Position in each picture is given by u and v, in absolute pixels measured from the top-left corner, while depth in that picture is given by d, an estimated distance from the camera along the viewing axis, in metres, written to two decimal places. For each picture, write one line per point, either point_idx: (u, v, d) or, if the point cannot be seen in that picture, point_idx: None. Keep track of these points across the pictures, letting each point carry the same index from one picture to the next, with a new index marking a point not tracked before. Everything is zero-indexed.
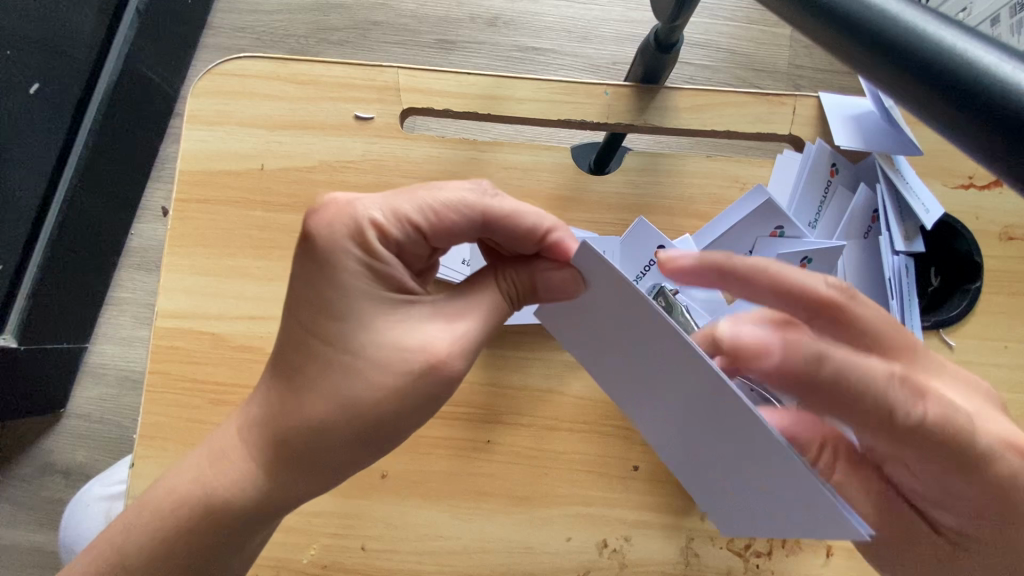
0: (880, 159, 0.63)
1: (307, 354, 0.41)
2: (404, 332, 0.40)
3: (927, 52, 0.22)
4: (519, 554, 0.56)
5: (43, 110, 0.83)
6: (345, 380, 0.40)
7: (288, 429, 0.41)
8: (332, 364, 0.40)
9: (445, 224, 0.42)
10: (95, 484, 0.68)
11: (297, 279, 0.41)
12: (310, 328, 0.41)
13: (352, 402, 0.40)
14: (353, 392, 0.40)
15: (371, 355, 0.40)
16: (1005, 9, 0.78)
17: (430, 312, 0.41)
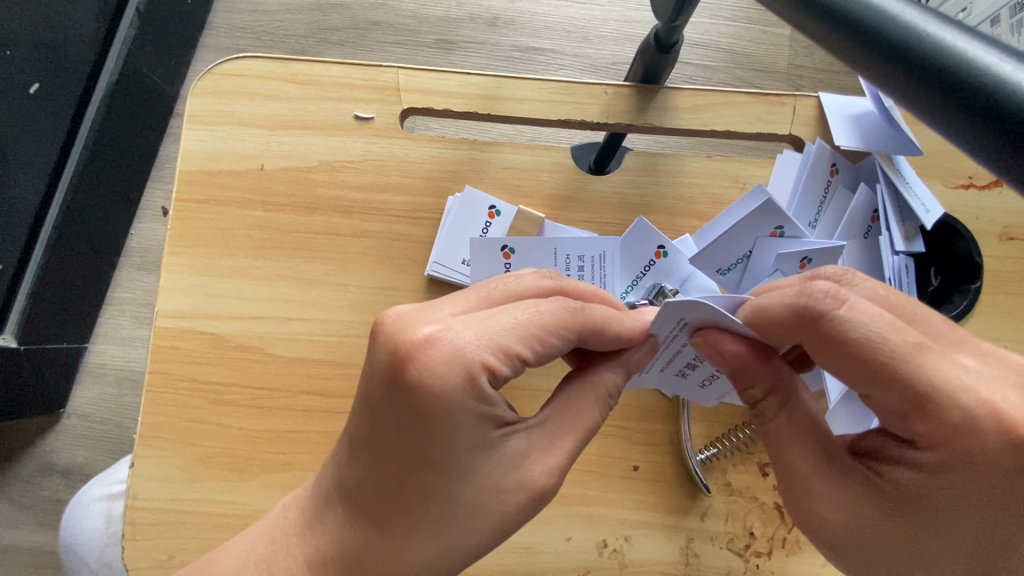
0: (881, 159, 0.63)
1: (399, 499, 0.41)
2: (506, 473, 0.41)
3: (926, 51, 0.22)
4: (519, 554, 0.56)
5: (43, 111, 0.83)
6: (440, 526, 0.41)
7: (377, 568, 0.42)
8: (422, 508, 0.41)
9: (549, 349, 0.42)
10: (96, 484, 0.68)
11: (393, 423, 0.40)
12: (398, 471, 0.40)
13: (452, 541, 0.41)
14: (451, 534, 0.41)
15: (467, 499, 0.40)
16: (1005, 9, 0.78)
17: (530, 438, 0.42)
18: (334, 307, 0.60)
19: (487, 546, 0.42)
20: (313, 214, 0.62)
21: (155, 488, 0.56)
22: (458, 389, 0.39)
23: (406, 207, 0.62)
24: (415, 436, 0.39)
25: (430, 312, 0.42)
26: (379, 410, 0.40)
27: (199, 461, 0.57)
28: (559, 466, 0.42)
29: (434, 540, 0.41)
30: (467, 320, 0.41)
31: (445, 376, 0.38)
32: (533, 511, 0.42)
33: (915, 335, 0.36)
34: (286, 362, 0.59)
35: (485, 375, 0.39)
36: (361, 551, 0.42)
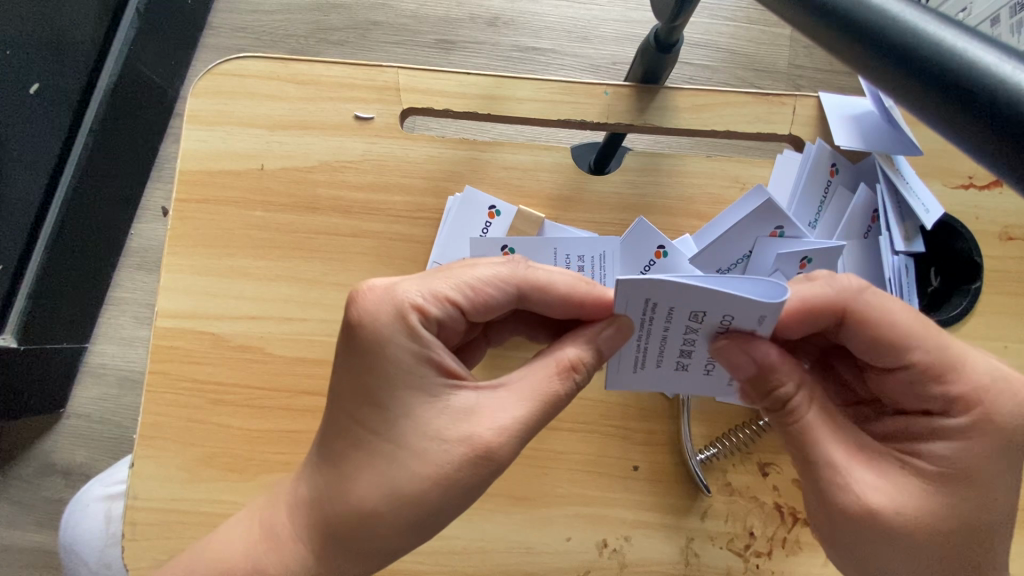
0: (880, 159, 0.63)
1: (355, 447, 0.43)
2: (449, 425, 0.42)
3: (925, 51, 0.22)
4: (519, 554, 0.56)
5: (43, 110, 0.83)
6: (389, 474, 0.42)
7: (336, 517, 0.43)
8: (374, 452, 0.42)
9: (485, 298, 0.45)
10: (96, 483, 0.68)
11: (342, 363, 0.44)
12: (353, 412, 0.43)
13: (397, 490, 0.42)
14: (395, 481, 0.41)
15: (412, 447, 0.42)
16: (1005, 9, 0.78)
17: (481, 395, 0.43)
18: (334, 307, 0.60)
19: (433, 505, 0.42)
20: (313, 214, 0.62)
21: (155, 488, 0.56)
22: (389, 323, 0.43)
23: (406, 207, 0.62)
24: (366, 377, 0.43)
25: (386, 278, 0.46)
26: (337, 360, 0.45)
27: (199, 461, 0.57)
28: (510, 426, 0.42)
29: (382, 489, 0.42)
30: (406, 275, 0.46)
31: (377, 318, 0.43)
32: (482, 471, 0.42)
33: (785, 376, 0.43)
34: (286, 362, 0.59)
35: (414, 314, 0.43)
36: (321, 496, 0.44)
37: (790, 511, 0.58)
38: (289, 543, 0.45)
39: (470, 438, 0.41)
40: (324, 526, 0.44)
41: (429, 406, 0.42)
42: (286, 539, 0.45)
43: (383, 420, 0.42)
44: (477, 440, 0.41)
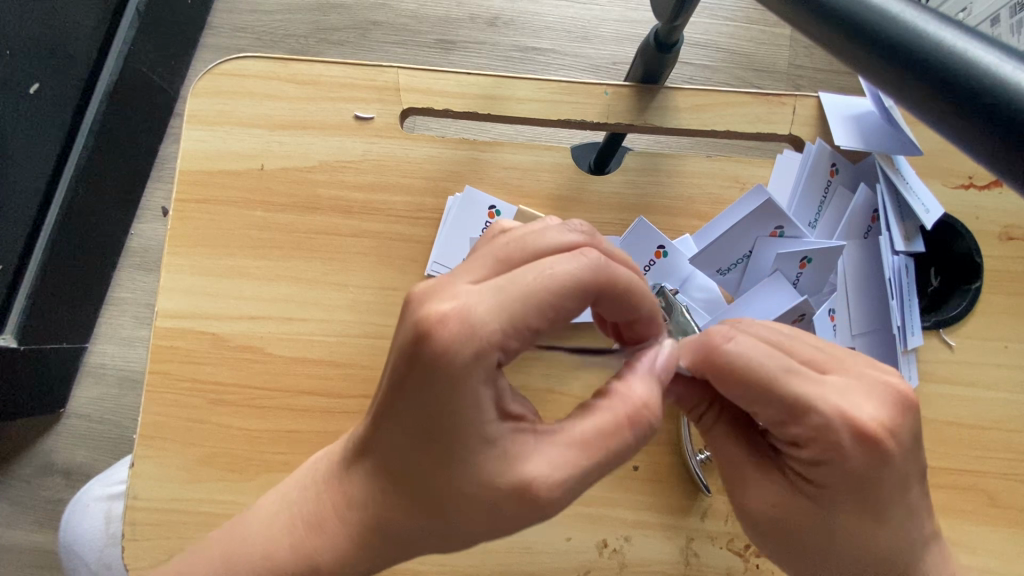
0: (880, 159, 0.63)
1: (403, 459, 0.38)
2: (503, 471, 0.36)
3: (925, 51, 0.22)
4: (519, 554, 0.56)
5: (43, 110, 0.83)
6: (435, 507, 0.38)
7: (376, 521, 0.40)
8: (418, 474, 0.38)
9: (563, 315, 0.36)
10: (96, 484, 0.68)
11: (400, 382, 0.35)
12: (408, 438, 0.37)
13: (442, 520, 0.39)
14: (439, 513, 0.38)
15: (463, 493, 0.37)
16: (1005, 9, 0.78)
17: (539, 440, 0.37)
18: (334, 307, 0.60)
19: (471, 532, 0.39)
20: (313, 214, 0.62)
21: (155, 488, 0.56)
22: (469, 369, 0.33)
23: (406, 207, 0.62)
24: (419, 412, 0.35)
25: (450, 281, 0.36)
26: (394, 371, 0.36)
27: (199, 461, 0.57)
28: (564, 481, 0.36)
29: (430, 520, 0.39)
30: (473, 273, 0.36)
31: (447, 338, 0.33)
32: (522, 518, 0.37)
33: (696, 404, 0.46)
34: (286, 362, 0.59)
35: (497, 355, 0.34)
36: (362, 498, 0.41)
37: None
38: (332, 522, 0.42)
39: (521, 487, 0.36)
40: (360, 534, 0.41)
41: (484, 452, 0.36)
42: (328, 520, 0.42)
43: (426, 450, 0.37)
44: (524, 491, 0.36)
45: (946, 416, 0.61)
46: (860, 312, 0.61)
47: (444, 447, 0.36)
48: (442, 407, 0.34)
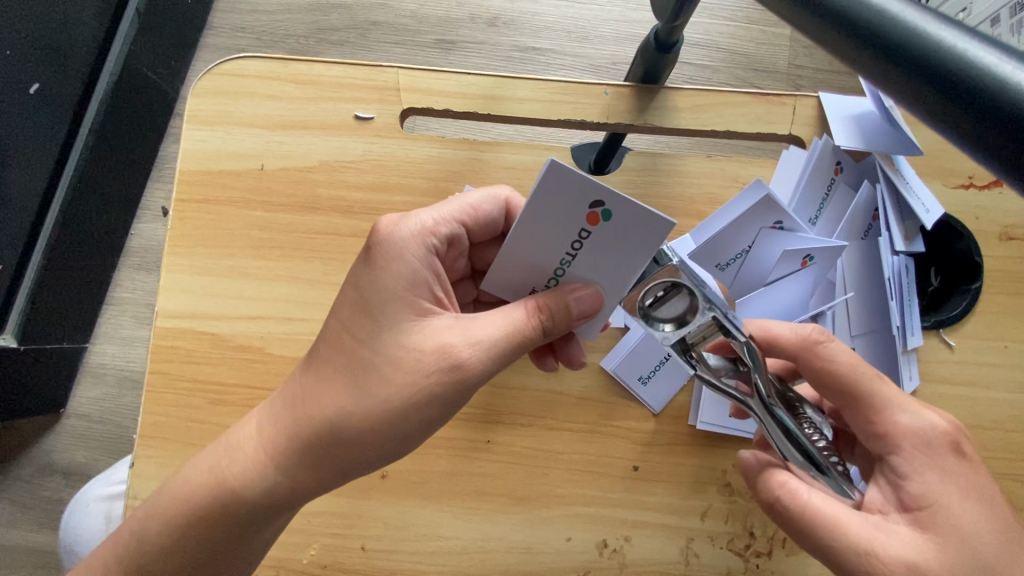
0: (880, 159, 0.62)
1: (353, 362, 0.44)
2: (427, 354, 0.43)
3: (925, 51, 0.22)
4: (519, 554, 0.56)
5: (44, 111, 0.83)
6: (368, 380, 0.44)
7: (312, 433, 0.45)
8: (360, 360, 0.44)
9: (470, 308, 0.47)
10: (96, 484, 0.68)
11: (355, 285, 0.46)
12: (343, 320, 0.45)
13: (376, 391, 0.43)
14: (374, 385, 0.43)
15: (390, 370, 0.43)
16: (1005, 9, 0.78)
17: (455, 323, 0.45)
18: None
19: (373, 430, 0.44)
20: (313, 214, 0.62)
21: (156, 488, 0.56)
22: (402, 291, 0.44)
23: (405, 207, 0.62)
24: (368, 291, 0.45)
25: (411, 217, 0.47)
26: (351, 286, 0.46)
27: None
28: (483, 352, 0.44)
29: (358, 402, 0.44)
30: (425, 224, 0.46)
31: (388, 248, 0.45)
32: (435, 396, 0.44)
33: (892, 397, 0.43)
34: (286, 361, 0.59)
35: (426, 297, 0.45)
36: (315, 398, 0.45)
37: None
38: (268, 448, 0.46)
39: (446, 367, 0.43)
40: (302, 438, 0.45)
41: (398, 325, 0.44)
42: (261, 451, 0.46)
43: (373, 352, 0.44)
44: (448, 370, 0.43)
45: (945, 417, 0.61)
46: (860, 312, 0.61)
47: (387, 344, 0.44)
48: (370, 290, 0.45)
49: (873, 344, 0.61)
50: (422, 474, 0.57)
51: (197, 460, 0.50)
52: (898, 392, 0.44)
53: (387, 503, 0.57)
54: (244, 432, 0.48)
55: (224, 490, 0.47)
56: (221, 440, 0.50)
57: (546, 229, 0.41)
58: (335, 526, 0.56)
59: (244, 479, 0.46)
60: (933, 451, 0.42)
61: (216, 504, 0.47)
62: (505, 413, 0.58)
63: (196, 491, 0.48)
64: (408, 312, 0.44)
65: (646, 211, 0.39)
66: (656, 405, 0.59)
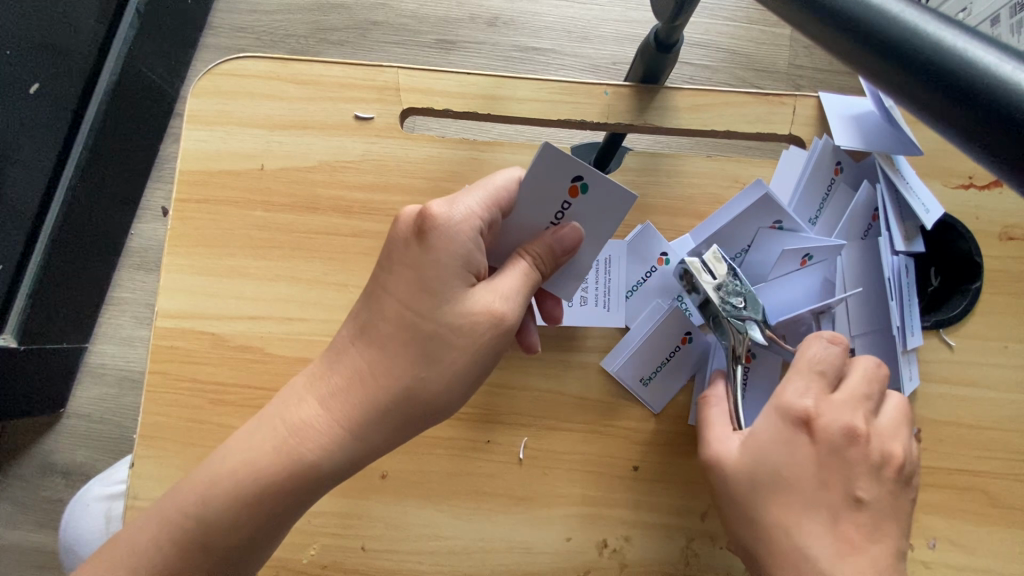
0: (881, 159, 0.62)
1: (419, 336, 0.45)
2: (486, 321, 0.45)
3: (925, 51, 0.22)
4: (519, 554, 0.56)
5: (43, 111, 0.83)
6: (434, 351, 0.45)
7: (383, 404, 0.45)
8: (424, 334, 0.45)
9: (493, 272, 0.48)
10: (96, 483, 0.68)
11: (406, 267, 0.45)
12: (405, 300, 0.45)
13: (446, 359, 0.45)
14: (440, 354, 0.45)
15: (457, 338, 0.45)
16: (1005, 9, 0.78)
17: (496, 287, 0.46)
18: (334, 307, 0.60)
19: (444, 392, 0.46)
20: (313, 214, 0.62)
21: (156, 488, 0.56)
22: (456, 269, 0.44)
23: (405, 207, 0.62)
24: (425, 274, 0.44)
25: (452, 199, 0.45)
26: (403, 270, 0.45)
27: (200, 461, 0.57)
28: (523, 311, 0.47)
29: (433, 369, 0.45)
30: (475, 205, 0.44)
31: (442, 231, 0.44)
32: (494, 353, 0.47)
33: (803, 385, 0.50)
34: (286, 361, 0.59)
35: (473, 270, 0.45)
36: (384, 370, 0.45)
37: None
38: (325, 421, 0.45)
39: (501, 327, 0.46)
40: (376, 408, 0.45)
41: (457, 298, 0.45)
42: (320, 428, 0.45)
43: (437, 322, 0.44)
44: (503, 329, 0.46)
45: (945, 417, 0.61)
46: (860, 312, 0.61)
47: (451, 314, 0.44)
48: (431, 270, 0.44)
49: (871, 344, 0.61)
50: (423, 473, 0.57)
51: (226, 445, 0.47)
52: (818, 389, 0.50)
53: (386, 503, 0.57)
54: (300, 411, 0.46)
55: (272, 472, 0.45)
56: (264, 415, 0.47)
57: (534, 197, 0.47)
58: (335, 525, 0.56)
59: (313, 455, 0.45)
60: (787, 419, 0.50)
61: (263, 485, 0.45)
62: (505, 412, 0.58)
63: (235, 479, 0.45)
64: (460, 286, 0.45)
65: (613, 182, 0.47)
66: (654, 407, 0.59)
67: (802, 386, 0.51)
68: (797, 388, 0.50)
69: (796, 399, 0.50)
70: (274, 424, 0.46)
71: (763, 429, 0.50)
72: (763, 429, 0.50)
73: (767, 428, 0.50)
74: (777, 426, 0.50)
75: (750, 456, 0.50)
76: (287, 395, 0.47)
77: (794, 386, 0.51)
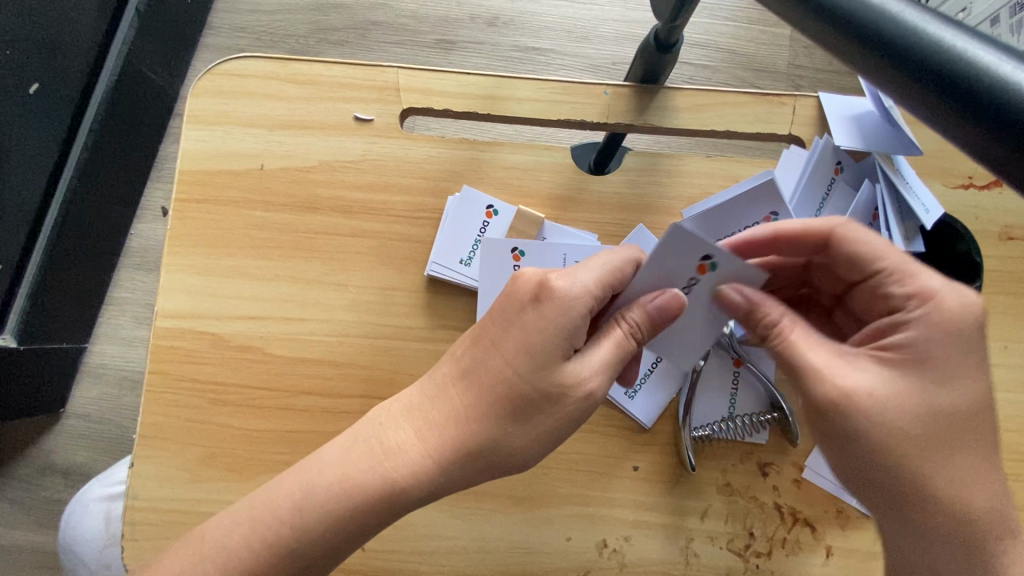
0: (881, 159, 0.62)
1: (508, 390, 0.46)
2: (571, 393, 0.46)
3: (925, 50, 0.22)
4: (519, 554, 0.56)
5: (43, 110, 0.82)
6: (521, 409, 0.46)
7: (469, 444, 0.47)
8: (511, 392, 0.46)
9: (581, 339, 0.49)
10: (96, 483, 0.68)
11: (514, 323, 0.47)
12: (508, 357, 0.46)
13: (528, 420, 0.47)
14: (524, 414, 0.46)
15: (545, 405, 0.46)
16: (1005, 9, 0.78)
17: (584, 364, 0.47)
18: (335, 307, 0.60)
19: (520, 450, 0.48)
20: (313, 214, 0.62)
21: (156, 488, 0.56)
22: (558, 335, 0.46)
23: (405, 207, 0.62)
24: (530, 334, 0.46)
25: (569, 270, 0.47)
26: (509, 324, 0.47)
27: (200, 461, 0.57)
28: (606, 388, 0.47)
29: (518, 427, 0.47)
30: (586, 280, 0.46)
31: (559, 296, 0.46)
32: (572, 425, 0.48)
33: (926, 282, 0.45)
34: (286, 361, 0.59)
35: (570, 340, 0.46)
36: (477, 420, 0.47)
37: (790, 510, 0.58)
38: (417, 456, 0.47)
39: (583, 400, 0.47)
40: (464, 450, 0.47)
41: (553, 366, 0.46)
42: (410, 460, 0.47)
43: (529, 384, 0.46)
44: (586, 401, 0.47)
45: None
46: None
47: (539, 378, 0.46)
48: (536, 332, 0.46)
49: None
50: None
51: (315, 454, 0.50)
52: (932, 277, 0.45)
53: None
54: (396, 437, 0.49)
55: (352, 498, 0.47)
56: (354, 433, 0.50)
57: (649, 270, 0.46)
58: None
59: (401, 481, 0.47)
60: (943, 322, 0.43)
61: (336, 510, 0.47)
62: None
63: (324, 501, 0.47)
64: (555, 350, 0.46)
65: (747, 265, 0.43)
66: (653, 409, 0.59)
67: (913, 276, 0.45)
68: (905, 289, 0.45)
69: (929, 292, 0.44)
70: (359, 442, 0.49)
71: (928, 354, 0.43)
72: (914, 343, 0.44)
73: (914, 338, 0.44)
74: (919, 338, 0.44)
75: (908, 387, 0.43)
76: (389, 424, 0.50)
77: (905, 280, 0.45)
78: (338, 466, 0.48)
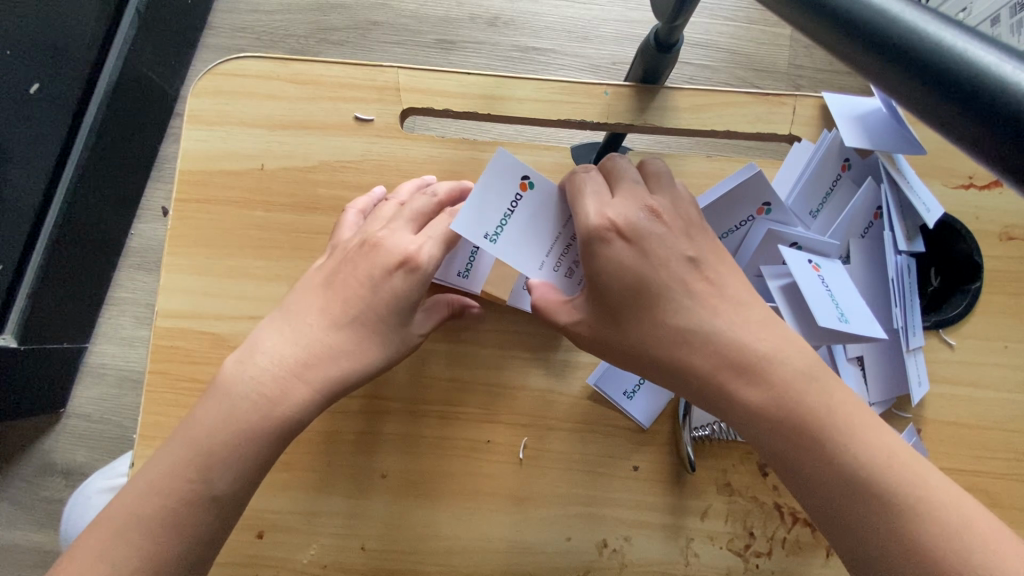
0: (885, 160, 0.62)
1: (373, 325, 0.51)
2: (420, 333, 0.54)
3: (927, 52, 0.22)
4: (519, 554, 0.56)
5: (43, 110, 0.82)
6: (379, 342, 0.52)
7: (339, 371, 0.51)
8: (371, 327, 0.51)
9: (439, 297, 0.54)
10: (97, 476, 0.69)
11: (369, 271, 0.52)
12: (369, 295, 0.51)
13: (380, 350, 0.52)
14: (382, 345, 0.52)
15: (400, 335, 0.53)
16: (1005, 9, 0.78)
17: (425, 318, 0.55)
18: None
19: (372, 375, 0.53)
20: (313, 214, 0.62)
21: None
22: (414, 280, 0.52)
23: None
24: (388, 285, 0.51)
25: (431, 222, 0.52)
26: (371, 272, 0.52)
27: None
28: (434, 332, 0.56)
29: (378, 349, 0.52)
30: (434, 252, 0.52)
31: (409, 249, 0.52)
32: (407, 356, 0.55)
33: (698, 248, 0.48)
34: None
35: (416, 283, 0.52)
36: (349, 345, 0.51)
37: (790, 510, 0.59)
38: (289, 385, 0.49)
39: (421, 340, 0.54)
40: (339, 378, 0.51)
41: (406, 308, 0.52)
42: (292, 390, 0.49)
43: (383, 318, 0.52)
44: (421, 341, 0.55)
45: (947, 417, 0.61)
46: None
47: (391, 316, 0.52)
48: (394, 289, 0.52)
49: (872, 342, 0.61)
50: (424, 473, 0.57)
51: (190, 416, 0.49)
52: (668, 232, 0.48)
53: (387, 504, 0.57)
54: (249, 374, 0.49)
55: (245, 431, 0.47)
56: (214, 387, 0.49)
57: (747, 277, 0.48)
58: (335, 525, 0.56)
59: (288, 411, 0.49)
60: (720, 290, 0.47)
61: (224, 445, 0.47)
62: (505, 412, 0.58)
63: (217, 445, 0.47)
64: (405, 290, 0.52)
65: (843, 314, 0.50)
66: (649, 407, 0.59)
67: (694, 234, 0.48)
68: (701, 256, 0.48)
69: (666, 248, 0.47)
70: (231, 395, 0.48)
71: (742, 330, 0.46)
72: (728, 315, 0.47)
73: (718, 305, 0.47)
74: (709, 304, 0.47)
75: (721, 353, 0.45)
76: (226, 373, 0.50)
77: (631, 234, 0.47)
78: (224, 421, 0.47)
